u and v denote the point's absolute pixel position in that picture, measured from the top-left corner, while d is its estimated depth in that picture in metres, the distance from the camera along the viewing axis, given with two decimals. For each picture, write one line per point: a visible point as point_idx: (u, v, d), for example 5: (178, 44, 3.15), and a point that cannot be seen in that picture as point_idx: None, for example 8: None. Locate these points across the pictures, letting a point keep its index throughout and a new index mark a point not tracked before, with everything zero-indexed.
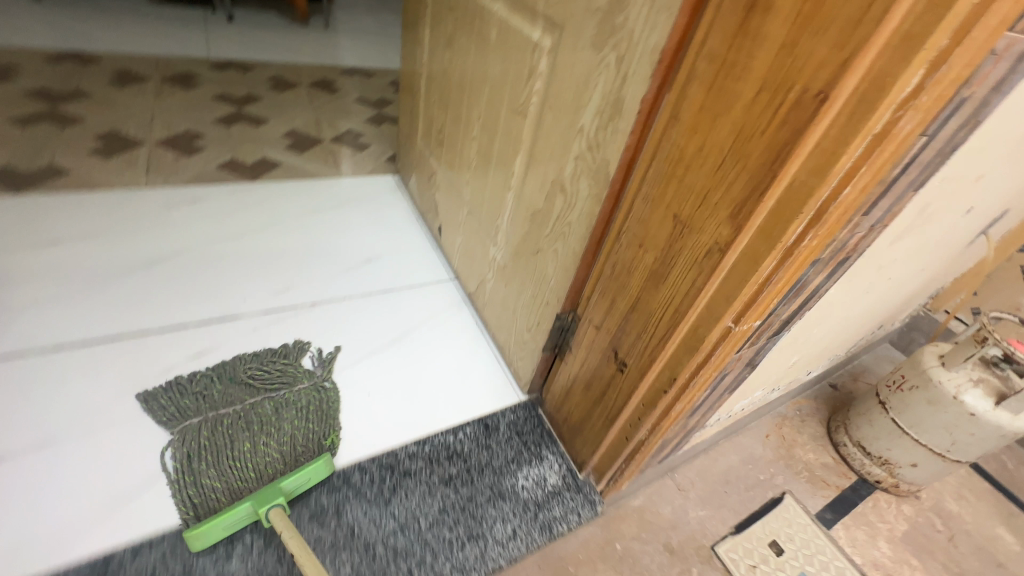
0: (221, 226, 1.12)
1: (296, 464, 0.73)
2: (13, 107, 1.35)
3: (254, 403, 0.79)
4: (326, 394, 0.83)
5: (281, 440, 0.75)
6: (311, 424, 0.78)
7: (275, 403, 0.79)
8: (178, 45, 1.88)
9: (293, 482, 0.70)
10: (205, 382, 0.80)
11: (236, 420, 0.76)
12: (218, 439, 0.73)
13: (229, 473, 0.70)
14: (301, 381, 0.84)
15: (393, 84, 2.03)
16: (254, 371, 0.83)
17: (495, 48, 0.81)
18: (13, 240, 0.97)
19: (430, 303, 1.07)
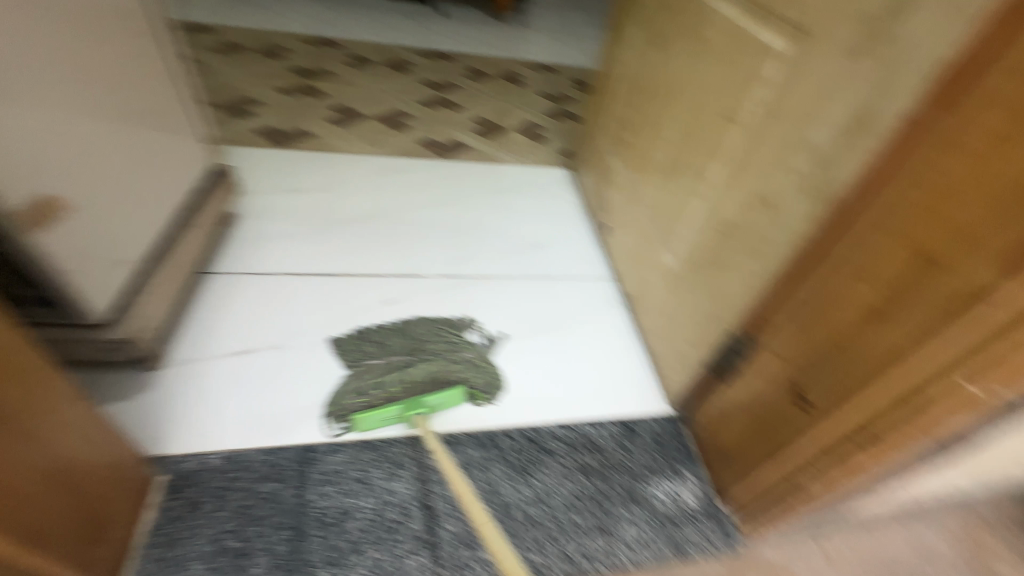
0: (418, 195, 1.27)
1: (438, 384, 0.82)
2: (281, 79, 1.69)
3: (420, 350, 0.90)
4: (482, 367, 0.90)
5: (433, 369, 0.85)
6: (460, 371, 0.87)
7: (435, 352, 0.90)
8: (399, 35, 2.16)
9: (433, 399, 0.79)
10: (388, 332, 0.93)
11: (403, 357, 0.88)
12: (385, 369, 0.86)
13: (388, 382, 0.82)
14: (465, 350, 0.92)
15: (574, 82, 2.09)
16: (429, 336, 0.93)
17: (712, 52, 0.79)
18: (271, 184, 1.22)
19: (586, 297, 1.10)
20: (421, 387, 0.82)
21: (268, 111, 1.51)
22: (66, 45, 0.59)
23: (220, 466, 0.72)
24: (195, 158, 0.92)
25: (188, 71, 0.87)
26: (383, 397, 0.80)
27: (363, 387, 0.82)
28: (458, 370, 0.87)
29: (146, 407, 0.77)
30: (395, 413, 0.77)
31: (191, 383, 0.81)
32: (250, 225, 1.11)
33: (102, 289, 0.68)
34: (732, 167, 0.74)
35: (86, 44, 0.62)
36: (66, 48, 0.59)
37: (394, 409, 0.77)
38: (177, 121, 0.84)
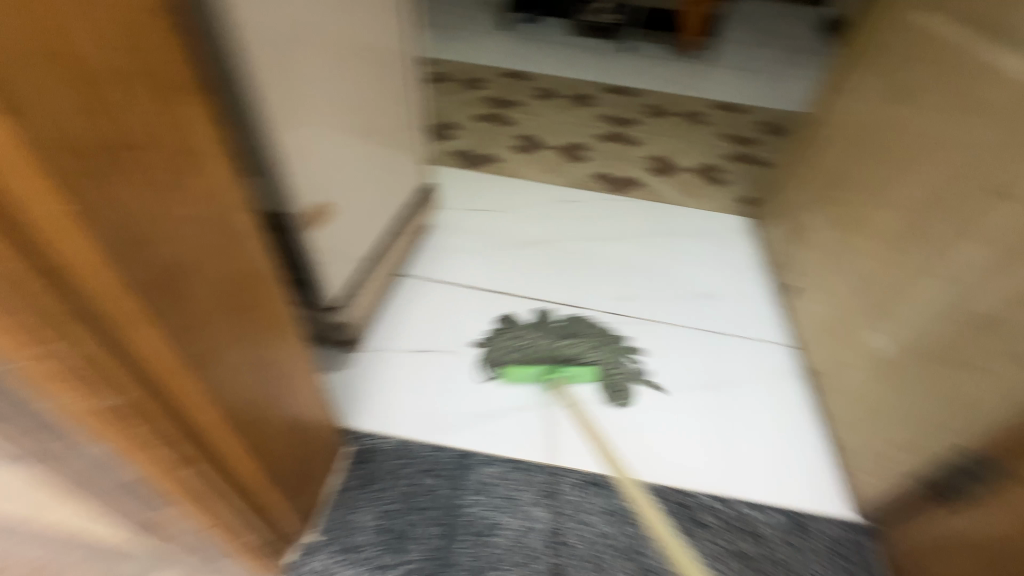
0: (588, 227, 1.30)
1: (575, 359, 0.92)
2: (477, 107, 1.88)
3: (570, 331, 0.98)
4: (621, 367, 0.94)
5: (576, 348, 0.93)
6: (600, 358, 0.93)
7: (584, 335, 0.97)
8: (584, 70, 2.26)
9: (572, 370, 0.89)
10: (543, 318, 1.02)
11: (553, 332, 0.98)
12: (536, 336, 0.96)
13: (536, 346, 0.94)
14: (611, 347, 0.97)
15: (763, 124, 1.95)
16: (581, 327, 1.00)
17: (985, 112, 0.67)
18: (459, 202, 1.36)
19: (759, 362, 1.00)
20: (562, 357, 0.92)
21: (463, 135, 1.69)
22: (344, 79, 0.73)
23: (394, 450, 0.81)
24: (412, 175, 1.06)
25: (421, 102, 1.01)
26: (529, 357, 0.92)
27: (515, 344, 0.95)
28: (598, 356, 0.94)
29: (345, 382, 0.90)
30: (536, 372, 0.89)
31: (380, 369, 0.93)
32: (440, 236, 1.24)
33: (337, 280, 0.82)
34: (999, 251, 0.61)
35: (356, 77, 0.76)
36: (345, 82, 0.73)
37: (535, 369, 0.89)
38: (404, 143, 0.98)
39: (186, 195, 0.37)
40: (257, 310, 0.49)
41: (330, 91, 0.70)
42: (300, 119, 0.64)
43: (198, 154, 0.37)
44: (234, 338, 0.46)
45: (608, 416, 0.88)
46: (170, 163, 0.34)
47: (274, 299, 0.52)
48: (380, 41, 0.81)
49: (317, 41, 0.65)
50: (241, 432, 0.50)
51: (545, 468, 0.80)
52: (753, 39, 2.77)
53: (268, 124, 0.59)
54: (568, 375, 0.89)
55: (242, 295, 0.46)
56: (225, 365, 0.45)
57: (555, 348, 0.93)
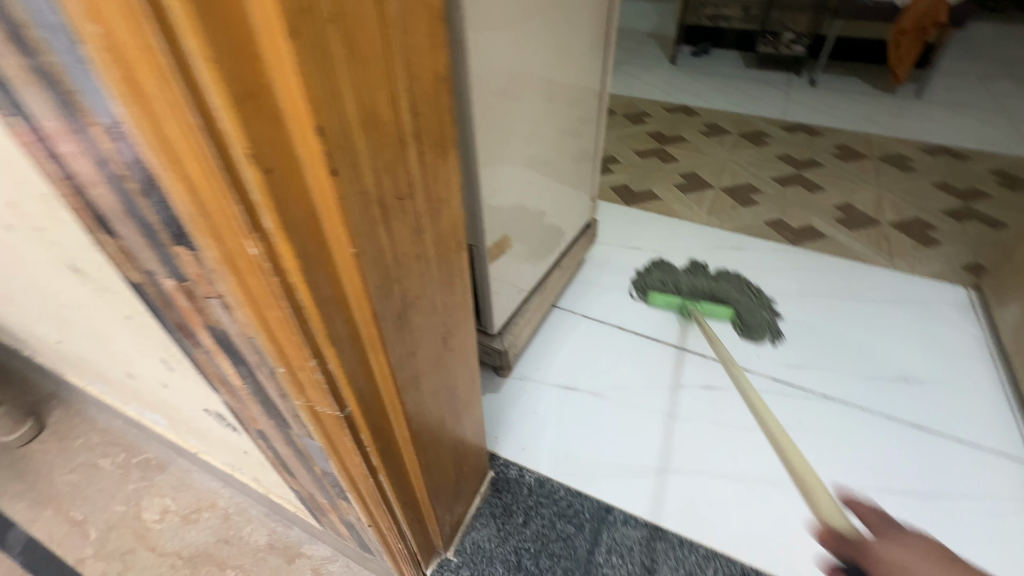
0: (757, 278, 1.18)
1: (714, 298, 1.07)
2: (639, 141, 1.86)
3: (719, 275, 1.15)
4: (763, 315, 1.05)
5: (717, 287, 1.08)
6: (741, 301, 1.06)
7: (729, 281, 1.11)
8: (759, 106, 2.10)
9: (705, 305, 1.05)
10: (699, 264, 1.22)
11: (703, 276, 1.14)
12: (687, 274, 1.15)
13: (682, 283, 1.11)
14: (757, 293, 1.11)
15: (997, 175, 1.60)
16: (729, 279, 1.13)
17: None
18: (615, 238, 1.35)
19: (986, 478, 0.80)
20: (703, 294, 1.08)
21: (623, 170, 1.68)
22: (542, 123, 0.77)
23: (533, 485, 0.81)
24: (582, 211, 1.08)
25: (601, 141, 1.02)
26: (673, 288, 1.11)
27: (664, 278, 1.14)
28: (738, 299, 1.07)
29: (493, 405, 0.93)
30: (676, 302, 1.08)
31: (526, 398, 0.94)
32: (593, 271, 1.23)
33: (503, 307, 0.86)
34: None
35: (552, 120, 0.80)
36: (542, 125, 0.77)
37: (673, 299, 1.08)
38: (580, 180, 1.00)
39: (434, 230, 0.41)
40: (453, 342, 0.52)
41: (528, 133, 0.74)
42: (499, 160, 0.68)
43: (442, 202, 0.41)
44: (433, 366, 0.49)
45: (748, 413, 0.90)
46: (424, 211, 0.39)
47: (467, 332, 0.55)
48: (578, 87, 0.84)
49: (526, 89, 0.69)
50: (420, 452, 0.53)
51: (689, 544, 0.73)
52: (983, 72, 2.31)
53: (476, 164, 0.64)
54: (703, 309, 1.05)
55: (446, 329, 0.49)
56: (422, 390, 0.49)
57: (697, 286, 1.09)
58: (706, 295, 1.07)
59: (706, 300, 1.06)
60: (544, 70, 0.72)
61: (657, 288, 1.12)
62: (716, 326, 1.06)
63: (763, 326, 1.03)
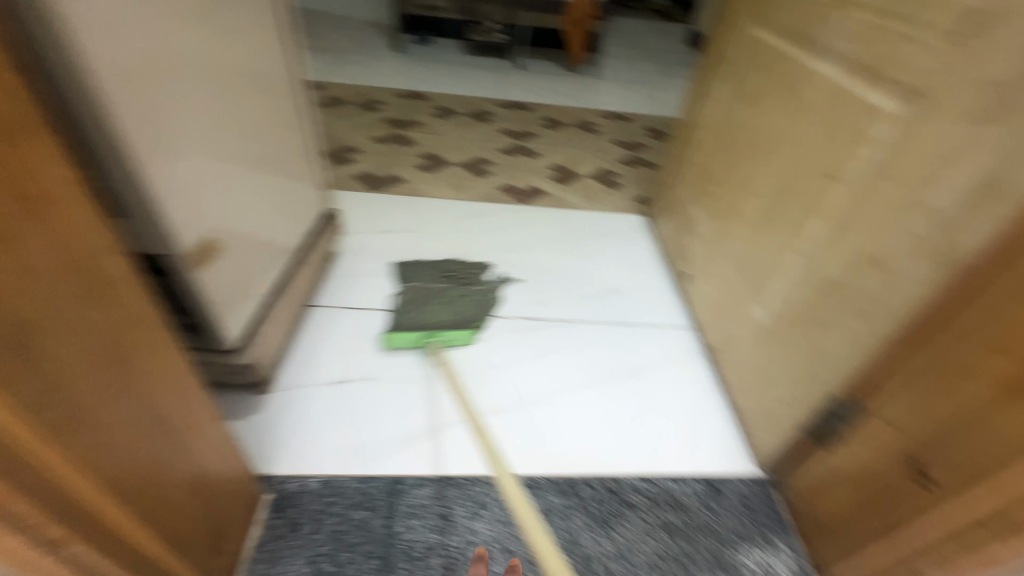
0: (483, 267, 1.23)
1: (454, 322, 1.02)
2: (377, 128, 1.86)
3: (447, 285, 1.12)
4: (493, 299, 1.13)
5: (451, 309, 1.05)
6: (476, 308, 1.07)
7: (453, 290, 1.09)
8: (481, 89, 2.33)
9: (447, 333, 0.99)
10: (427, 272, 1.16)
11: (429, 294, 1.07)
12: (422, 297, 1.06)
13: (419, 315, 1.02)
14: (480, 284, 1.16)
15: (649, 130, 2.13)
16: (452, 286, 1.11)
17: (814, 110, 0.78)
18: (366, 226, 1.34)
19: (667, 346, 1.09)
20: (442, 322, 1.01)
21: (366, 157, 1.66)
22: (222, 109, 0.69)
23: (318, 489, 0.77)
24: (310, 203, 1.03)
25: (311, 128, 0.99)
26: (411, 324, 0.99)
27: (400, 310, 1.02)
28: (468, 306, 1.07)
29: (257, 427, 0.84)
30: (418, 339, 0.97)
31: (296, 407, 0.88)
32: (347, 262, 1.21)
33: (234, 320, 0.77)
34: (832, 226, 0.73)
35: (237, 107, 0.73)
36: (224, 111, 0.70)
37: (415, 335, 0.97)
38: (297, 171, 0.95)
39: (45, 238, 0.34)
40: (136, 363, 0.45)
41: (207, 121, 0.66)
42: (171, 154, 0.59)
43: (50, 205, 0.34)
44: (110, 396, 0.42)
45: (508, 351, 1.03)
46: (12, 216, 0.32)
47: (157, 349, 0.48)
48: (261, 70, 0.78)
49: (186, 71, 0.61)
50: (128, 502, 0.45)
51: (476, 480, 0.80)
52: (632, 54, 3.02)
53: (134, 158, 0.54)
54: (445, 338, 0.99)
55: (116, 349, 0.42)
56: (101, 428, 0.41)
57: (435, 317, 1.02)
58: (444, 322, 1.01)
59: (446, 328, 1.00)
60: (206, 51, 0.64)
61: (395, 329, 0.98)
62: None
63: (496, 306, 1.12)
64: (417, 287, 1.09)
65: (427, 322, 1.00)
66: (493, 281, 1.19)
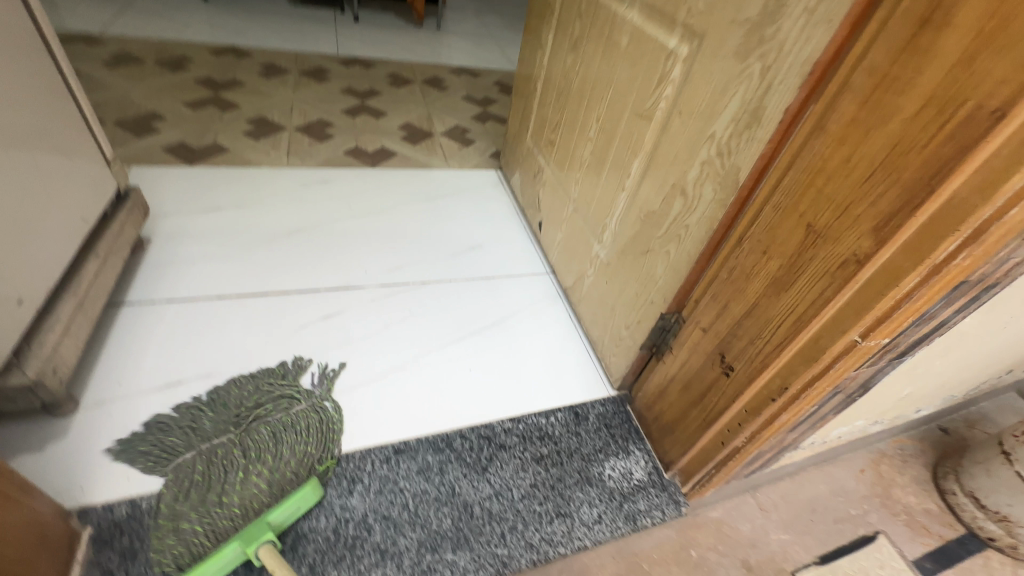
0: (295, 374, 0.86)
1: (280, 496, 0.69)
2: (186, 91, 1.58)
3: (245, 433, 0.75)
4: (325, 415, 0.80)
5: (270, 467, 0.72)
6: (304, 448, 0.75)
7: (260, 441, 0.74)
8: (313, 43, 2.10)
9: (279, 515, 0.66)
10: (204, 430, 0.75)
11: (225, 464, 0.71)
12: (212, 480, 0.70)
13: (218, 514, 0.66)
14: (297, 403, 0.81)
15: (498, 85, 2.13)
16: (257, 431, 0.76)
17: (625, 54, 0.84)
18: (184, 205, 1.15)
19: (528, 293, 1.13)
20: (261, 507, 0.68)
21: (175, 126, 1.41)
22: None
23: (154, 508, 0.67)
24: (98, 182, 0.85)
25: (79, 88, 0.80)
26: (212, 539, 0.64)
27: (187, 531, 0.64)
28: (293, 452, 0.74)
29: (62, 456, 0.70)
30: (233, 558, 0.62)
31: (114, 423, 0.75)
32: (164, 248, 1.03)
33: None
34: (647, 162, 0.80)
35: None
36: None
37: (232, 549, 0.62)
38: (68, 143, 0.77)
39: None
40: None
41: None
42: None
43: None
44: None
45: (368, 321, 0.99)
46: None
47: None
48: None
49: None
50: None
51: (345, 456, 0.77)
52: (474, 6, 2.96)
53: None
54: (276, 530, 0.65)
55: None
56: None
57: (249, 496, 0.68)
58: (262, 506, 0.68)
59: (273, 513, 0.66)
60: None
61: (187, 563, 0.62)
62: (319, 257, 1.10)
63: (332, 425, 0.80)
64: (197, 467, 0.71)
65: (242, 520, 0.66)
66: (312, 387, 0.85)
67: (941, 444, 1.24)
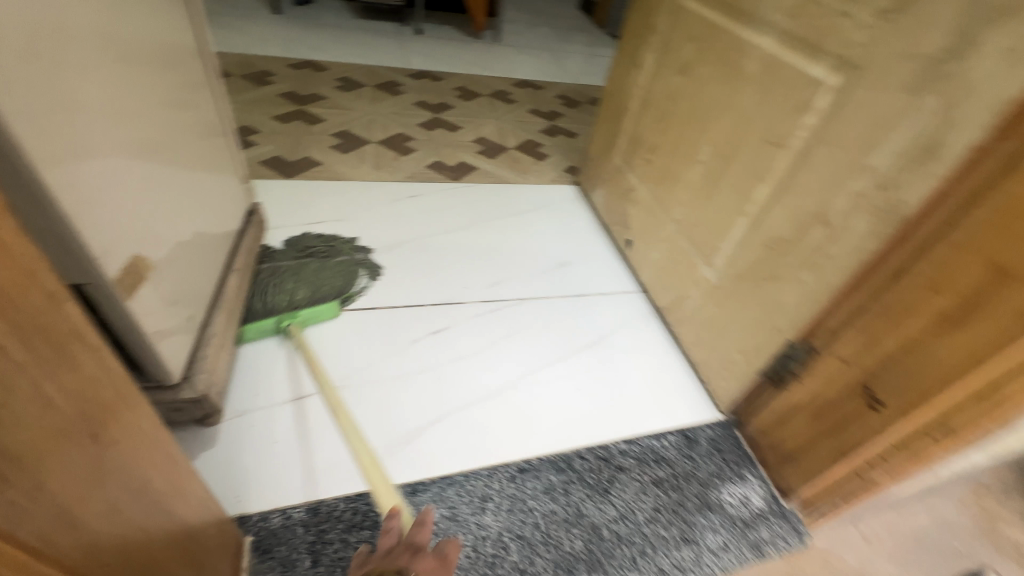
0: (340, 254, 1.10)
1: (314, 299, 0.96)
2: (274, 105, 1.64)
3: (304, 261, 1.04)
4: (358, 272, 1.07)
5: (312, 282, 0.99)
6: (338, 279, 1.02)
7: (314, 266, 1.03)
8: (382, 57, 2.16)
9: (308, 312, 0.93)
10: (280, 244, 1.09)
11: (284, 276, 0.99)
12: (273, 278, 0.98)
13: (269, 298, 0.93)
14: (335, 257, 1.08)
15: (562, 98, 2.15)
16: (308, 270, 1.02)
17: (752, 79, 0.83)
18: (289, 218, 1.20)
19: (621, 311, 1.14)
20: (300, 300, 0.94)
21: (268, 139, 1.47)
22: (126, 78, 0.54)
23: (305, 519, 0.70)
24: (234, 194, 0.90)
25: (219, 94, 0.82)
26: (260, 310, 0.91)
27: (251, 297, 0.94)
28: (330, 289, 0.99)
29: (215, 461, 0.74)
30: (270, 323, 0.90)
31: (256, 431, 0.78)
32: None
33: (176, 349, 0.65)
34: (778, 189, 0.80)
35: (141, 78, 0.58)
36: (129, 85, 0.55)
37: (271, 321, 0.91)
38: (218, 165, 0.82)
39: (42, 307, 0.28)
40: (112, 425, 0.35)
41: (112, 102, 0.51)
42: (75, 144, 0.45)
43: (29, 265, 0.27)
44: (81, 489, 0.31)
45: (474, 336, 1.01)
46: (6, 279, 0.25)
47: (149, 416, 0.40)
48: (163, 29, 0.63)
49: (80, 35, 0.46)
50: None
51: (473, 474, 0.79)
52: (528, 20, 3.00)
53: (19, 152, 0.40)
54: (302, 319, 0.92)
55: (92, 414, 0.32)
56: (81, 537, 0.32)
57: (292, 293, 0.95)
58: (303, 299, 0.95)
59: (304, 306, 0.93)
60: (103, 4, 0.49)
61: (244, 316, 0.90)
62: (421, 272, 1.13)
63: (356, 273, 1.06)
64: (266, 268, 1.00)
65: (284, 304, 0.93)
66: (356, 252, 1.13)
67: None
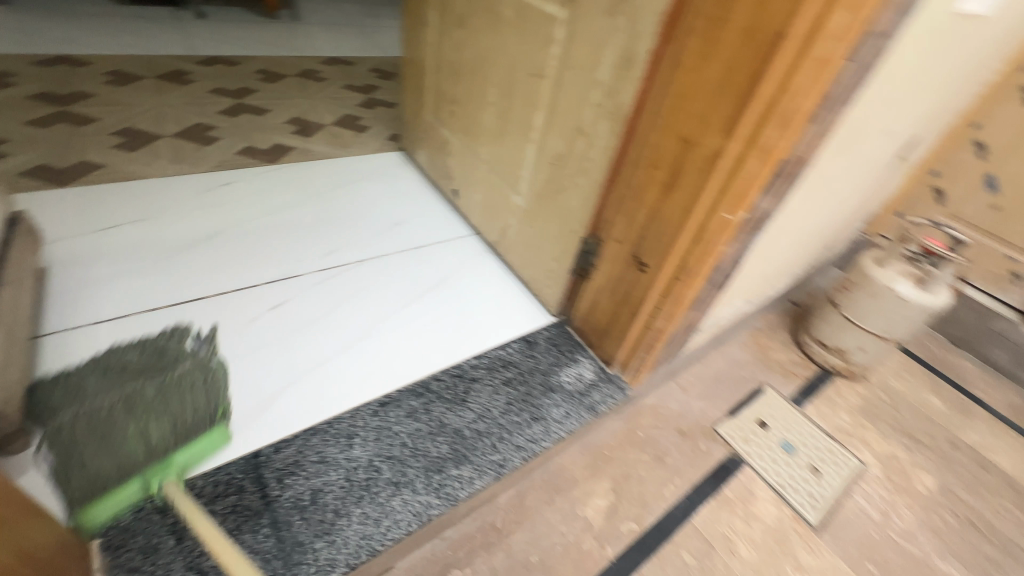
0: (181, 354, 0.85)
1: (185, 434, 0.72)
2: (23, 109, 1.39)
3: (134, 386, 0.76)
4: (211, 370, 0.83)
5: (167, 412, 0.73)
6: (199, 397, 0.77)
7: (155, 386, 0.76)
8: (160, 44, 1.93)
9: (187, 454, 0.71)
10: (78, 368, 0.79)
11: (116, 416, 0.71)
12: (97, 428, 0.69)
13: (112, 457, 0.66)
14: (183, 364, 0.83)
15: (376, 71, 2.15)
16: (148, 395, 0.75)
17: (511, 23, 0.96)
18: (74, 226, 1.06)
19: (458, 254, 1.24)
20: (163, 442, 0.70)
21: (25, 148, 1.25)
22: None
23: (159, 506, 0.68)
24: None
25: None
26: (102, 478, 0.65)
27: (75, 466, 0.65)
28: (197, 410, 0.75)
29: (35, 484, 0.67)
30: (130, 492, 0.66)
31: None
32: (67, 275, 0.96)
33: None
34: (548, 114, 0.94)
35: None
36: None
37: (133, 487, 0.66)
38: None
39: None
40: None
41: None
42: None
43: None
44: None
45: (318, 302, 1.02)
46: None
47: None
48: None
49: None
50: None
51: (337, 419, 0.83)
52: None
53: None
54: (179, 468, 0.70)
55: None
56: None
57: (144, 437, 0.69)
58: (168, 441, 0.70)
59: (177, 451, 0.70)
60: None
61: (82, 493, 0.64)
62: (248, 256, 1.09)
63: (211, 373, 0.82)
64: (82, 417, 0.70)
65: (143, 455, 0.67)
66: (200, 347, 0.88)
67: (797, 312, 1.61)
